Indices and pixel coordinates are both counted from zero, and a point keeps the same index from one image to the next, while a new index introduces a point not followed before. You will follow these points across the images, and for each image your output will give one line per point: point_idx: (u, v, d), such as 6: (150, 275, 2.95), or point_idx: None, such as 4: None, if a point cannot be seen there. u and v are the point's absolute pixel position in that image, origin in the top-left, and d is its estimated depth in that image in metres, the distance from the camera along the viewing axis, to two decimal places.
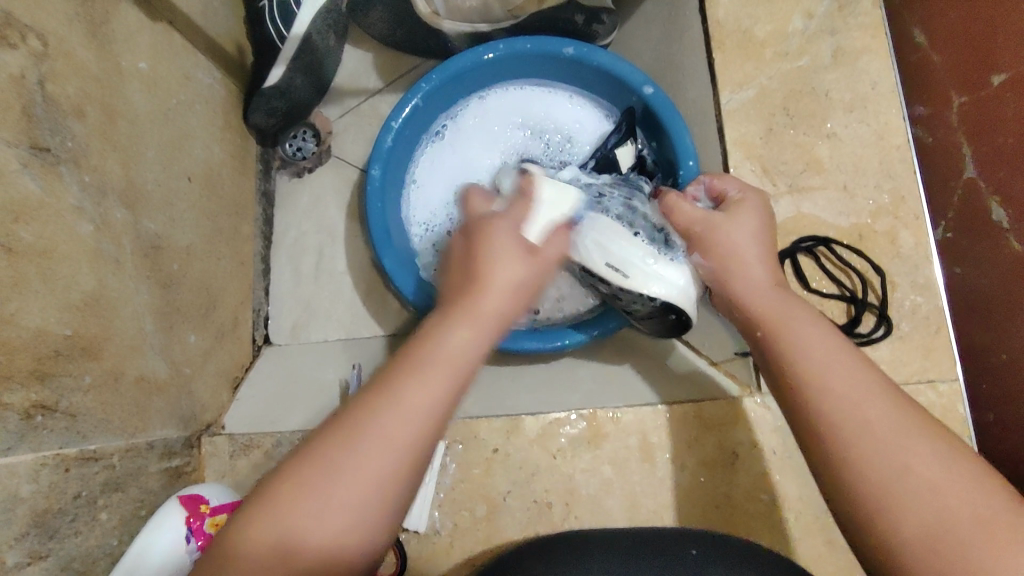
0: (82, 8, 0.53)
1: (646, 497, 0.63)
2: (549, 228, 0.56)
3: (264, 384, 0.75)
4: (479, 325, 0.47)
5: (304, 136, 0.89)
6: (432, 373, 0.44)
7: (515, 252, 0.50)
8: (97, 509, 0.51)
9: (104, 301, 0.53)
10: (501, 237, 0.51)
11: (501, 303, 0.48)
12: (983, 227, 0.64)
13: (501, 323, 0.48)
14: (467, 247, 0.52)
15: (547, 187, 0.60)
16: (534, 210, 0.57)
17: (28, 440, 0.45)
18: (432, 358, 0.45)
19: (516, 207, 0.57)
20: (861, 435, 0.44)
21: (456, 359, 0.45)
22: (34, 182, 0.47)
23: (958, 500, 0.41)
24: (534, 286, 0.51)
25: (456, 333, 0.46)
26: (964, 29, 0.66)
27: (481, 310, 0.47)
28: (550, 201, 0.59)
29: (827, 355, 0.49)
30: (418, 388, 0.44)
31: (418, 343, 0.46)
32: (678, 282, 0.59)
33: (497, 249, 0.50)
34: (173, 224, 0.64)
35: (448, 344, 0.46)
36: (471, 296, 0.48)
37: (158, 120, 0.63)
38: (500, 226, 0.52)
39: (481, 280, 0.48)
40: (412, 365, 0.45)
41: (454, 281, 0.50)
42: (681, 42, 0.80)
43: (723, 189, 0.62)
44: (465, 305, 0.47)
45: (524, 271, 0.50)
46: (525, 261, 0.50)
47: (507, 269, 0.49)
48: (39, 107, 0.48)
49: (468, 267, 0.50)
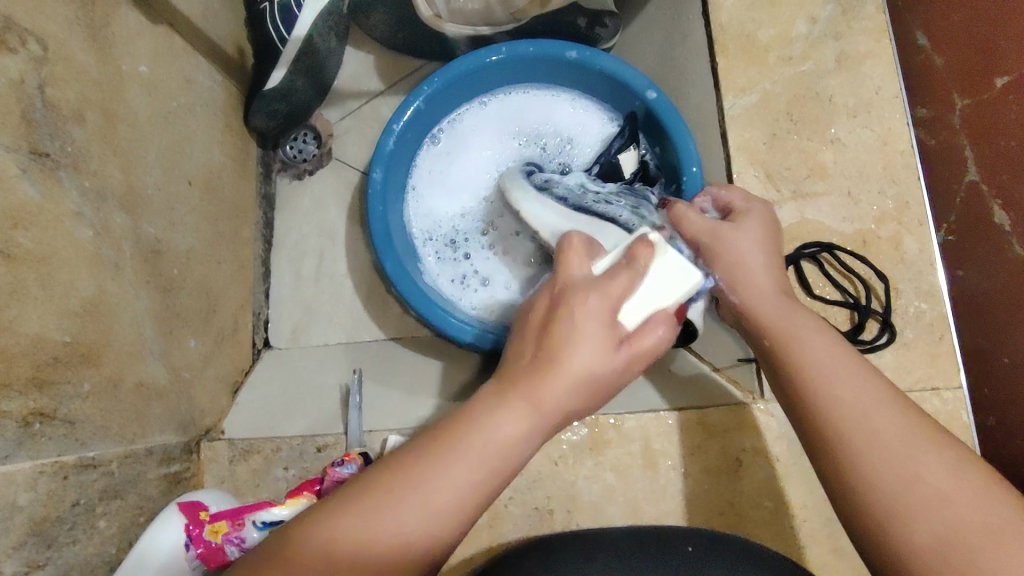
0: (82, 12, 0.53)
1: (648, 504, 0.62)
2: (647, 316, 0.48)
3: (264, 389, 0.75)
4: (533, 418, 0.43)
5: (305, 139, 0.89)
6: (475, 459, 0.41)
7: (596, 343, 0.44)
8: (95, 517, 0.51)
9: (104, 306, 0.53)
10: (590, 319, 0.45)
11: (565, 396, 0.44)
12: (984, 228, 0.64)
13: (558, 418, 0.44)
14: (540, 315, 0.47)
15: (662, 259, 0.50)
16: (641, 287, 0.48)
17: (27, 448, 0.45)
18: (482, 447, 0.41)
19: (625, 279, 0.48)
20: (869, 444, 0.44)
21: (503, 451, 0.42)
22: (33, 188, 0.47)
23: (966, 509, 0.40)
24: (608, 382, 0.45)
25: (509, 422, 0.42)
26: (966, 34, 0.66)
27: (541, 401, 0.43)
28: (662, 275, 0.50)
29: (835, 364, 0.48)
30: (459, 474, 0.41)
31: (471, 423, 0.42)
32: (688, 294, 0.57)
33: (582, 336, 0.44)
34: (174, 228, 0.64)
35: (495, 433, 0.42)
36: (538, 381, 0.43)
37: (158, 123, 0.63)
38: (588, 303, 0.45)
39: (553, 362, 0.44)
40: (451, 440, 0.42)
41: (524, 351, 0.46)
42: (684, 45, 0.79)
43: (729, 200, 0.62)
44: (526, 393, 0.43)
45: (599, 362, 0.44)
46: (608, 354, 0.44)
47: (584, 359, 0.44)
48: (39, 112, 0.48)
49: (544, 345, 0.44)
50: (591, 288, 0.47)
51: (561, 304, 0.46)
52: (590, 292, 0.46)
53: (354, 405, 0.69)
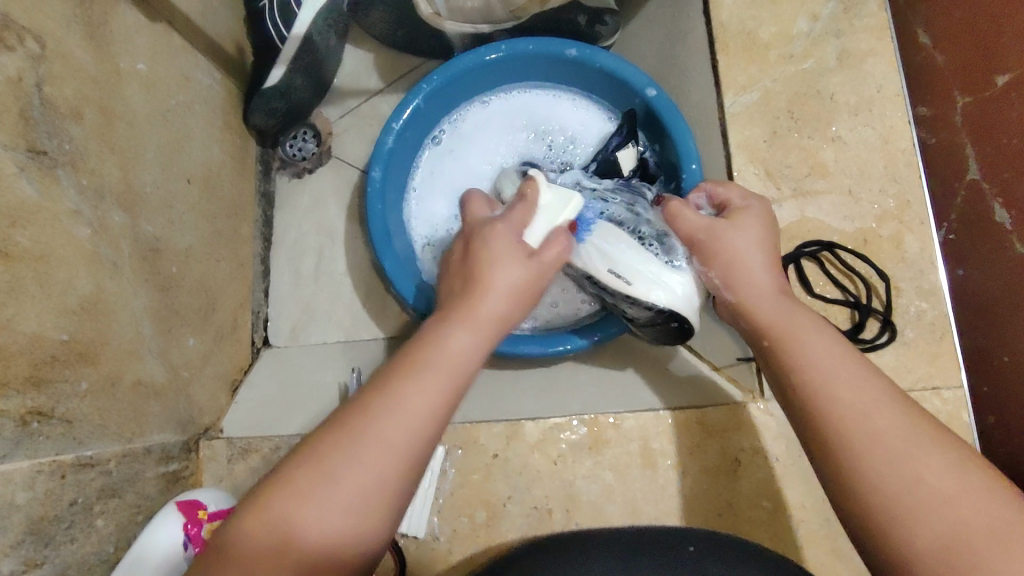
0: (80, 10, 0.53)
1: (647, 504, 0.62)
2: (547, 234, 0.56)
3: (263, 387, 0.75)
4: (477, 330, 0.48)
5: (305, 137, 0.89)
6: (432, 373, 0.45)
7: (515, 260, 0.51)
8: (93, 515, 0.51)
9: (102, 306, 0.53)
10: (500, 243, 0.52)
11: (498, 308, 0.50)
12: (985, 228, 0.64)
13: (500, 326, 0.50)
14: (464, 256, 0.54)
15: (549, 190, 0.59)
16: (536, 215, 0.57)
17: (24, 447, 0.44)
18: (432, 360, 0.45)
19: (514, 211, 0.57)
20: (870, 444, 0.44)
21: (455, 361, 0.46)
22: (31, 186, 0.46)
23: (969, 511, 0.40)
24: (531, 291, 0.52)
25: (455, 336, 0.47)
26: (967, 33, 0.67)
27: (477, 315, 0.49)
28: (548, 205, 0.58)
29: (834, 363, 0.48)
30: (420, 385, 0.44)
31: (419, 345, 0.47)
32: (678, 289, 0.58)
33: (497, 255, 0.51)
34: (173, 226, 0.64)
35: (446, 349, 0.46)
36: (470, 301, 0.49)
37: (157, 121, 0.62)
38: (498, 232, 0.53)
39: (478, 283, 0.50)
40: (411, 368, 0.45)
41: (456, 286, 0.52)
42: (685, 43, 0.79)
43: (726, 198, 0.61)
44: (463, 310, 0.49)
45: (523, 273, 0.51)
46: (525, 265, 0.52)
47: (505, 274, 0.51)
48: (37, 110, 0.47)
49: (469, 274, 0.51)
50: (494, 222, 0.56)
51: (478, 239, 0.54)
52: (499, 223, 0.54)
53: None
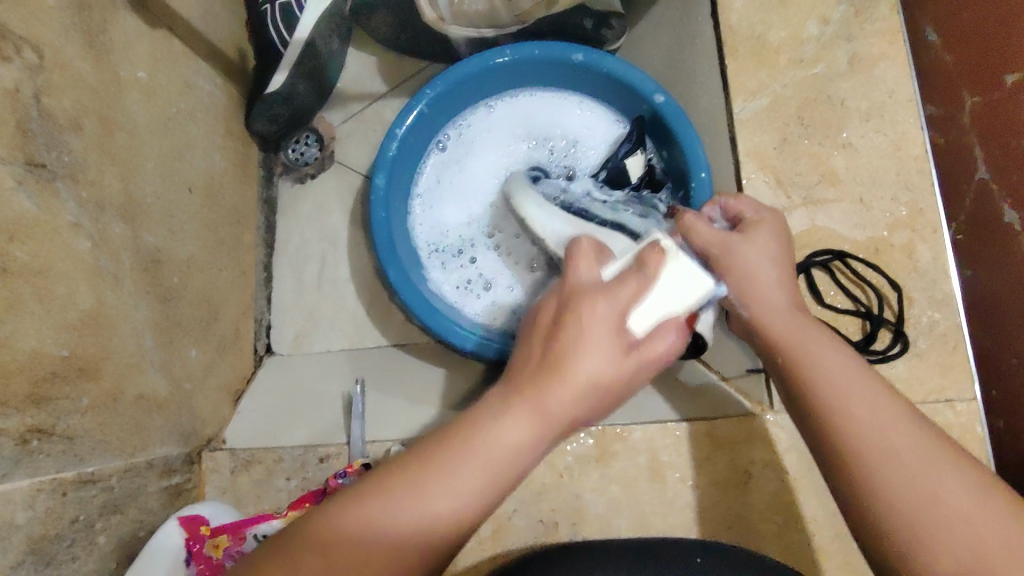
0: (78, 18, 0.52)
1: (656, 517, 0.61)
2: (659, 321, 0.43)
3: (266, 396, 0.74)
4: (538, 426, 0.40)
5: (308, 141, 0.89)
6: (473, 470, 0.39)
7: (605, 348, 0.40)
8: (95, 533, 0.50)
9: (103, 319, 0.52)
10: (595, 325, 0.41)
11: (574, 404, 0.40)
12: (994, 230, 0.63)
13: (568, 426, 0.41)
14: (546, 318, 0.43)
15: (673, 265, 0.45)
16: (650, 295, 0.44)
17: (25, 466, 0.44)
18: (477, 454, 0.39)
19: (628, 283, 0.44)
20: (889, 463, 0.43)
21: (503, 463, 0.39)
22: (30, 200, 0.46)
23: (989, 532, 0.40)
24: (619, 388, 0.42)
25: (512, 430, 0.39)
26: (975, 31, 0.65)
27: (545, 407, 0.40)
28: (669, 282, 0.44)
29: (850, 380, 0.47)
30: (456, 484, 0.38)
31: (473, 425, 0.40)
32: (700, 313, 0.54)
33: (587, 342, 0.40)
34: (174, 236, 0.63)
35: (499, 440, 0.39)
36: (542, 386, 0.40)
37: (158, 129, 0.62)
38: (594, 305, 0.41)
39: (558, 369, 0.40)
40: (460, 446, 0.39)
41: (528, 356, 0.42)
42: (693, 48, 0.78)
43: (739, 211, 0.60)
44: (530, 399, 0.40)
45: (609, 369, 0.40)
46: (616, 361, 0.41)
47: (591, 367, 0.40)
48: (35, 121, 0.47)
49: (548, 353, 0.41)
50: (595, 293, 0.42)
51: (568, 307, 0.42)
52: (599, 295, 0.42)
53: (358, 414, 0.70)
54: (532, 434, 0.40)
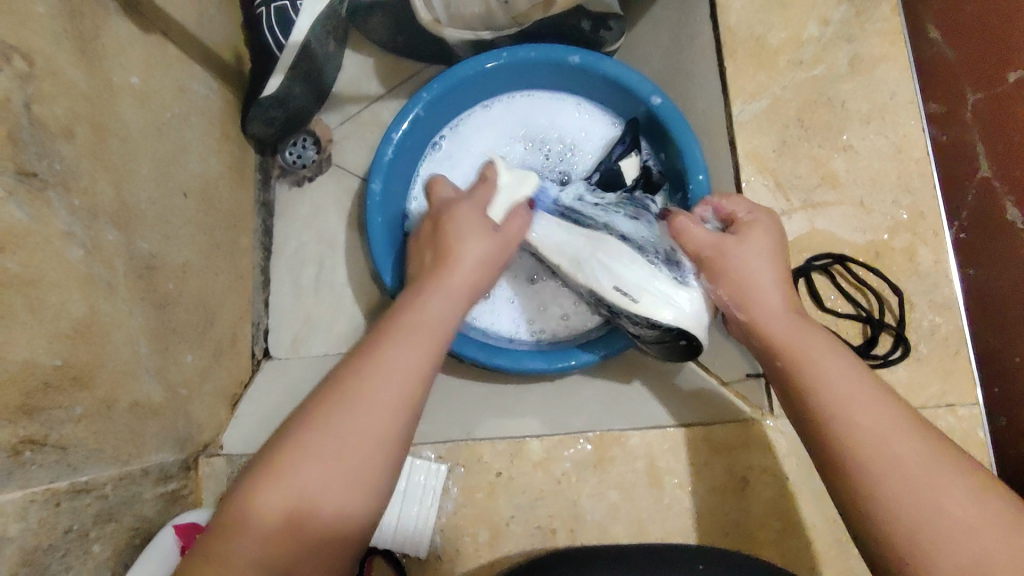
0: (69, 24, 0.52)
1: (653, 524, 0.61)
2: (507, 209, 0.62)
3: (263, 401, 0.74)
4: (453, 296, 0.52)
5: (304, 143, 0.88)
6: (408, 344, 0.46)
7: (479, 232, 0.57)
8: (89, 542, 0.50)
9: (96, 328, 0.52)
10: (468, 218, 0.58)
11: (470, 276, 0.54)
12: (995, 225, 0.64)
13: (470, 293, 0.54)
14: (433, 226, 0.60)
15: (507, 173, 0.67)
16: (495, 195, 0.65)
17: (16, 477, 0.43)
18: (411, 326, 0.48)
19: (481, 195, 0.63)
20: (890, 472, 0.42)
21: (434, 323, 0.49)
22: (21, 210, 0.45)
23: (995, 542, 0.39)
24: (496, 259, 0.57)
25: (430, 304, 0.51)
26: (980, 27, 0.65)
27: (453, 283, 0.53)
28: (505, 187, 0.66)
29: (851, 387, 0.46)
30: (391, 366, 0.45)
31: (395, 319, 0.49)
32: (688, 308, 0.57)
33: (462, 228, 0.57)
34: (169, 241, 0.63)
35: (426, 314, 0.50)
36: (442, 273, 0.53)
37: (152, 135, 0.61)
38: (461, 208, 0.60)
39: (449, 257, 0.55)
40: (386, 332, 0.48)
41: (428, 258, 0.57)
42: (691, 49, 0.77)
43: (731, 211, 0.60)
44: (433, 280, 0.53)
45: (488, 247, 0.56)
46: (492, 239, 0.57)
47: (473, 247, 0.55)
48: (26, 130, 0.46)
49: (440, 246, 0.56)
50: (461, 199, 0.62)
51: (445, 215, 0.59)
52: (462, 201, 0.61)
53: None
54: (448, 304, 0.51)
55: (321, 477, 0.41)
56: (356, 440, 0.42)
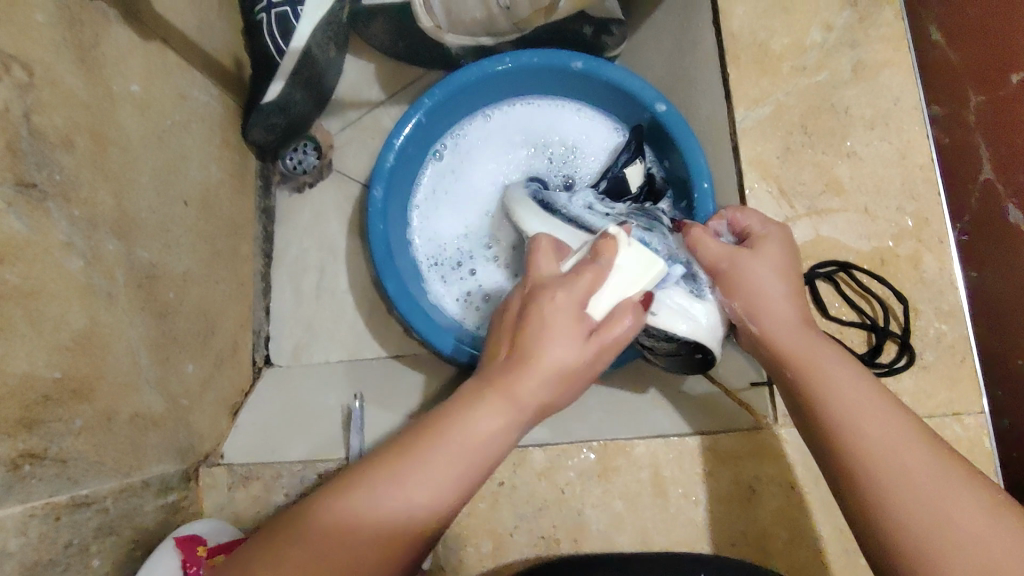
0: (70, 33, 0.51)
1: (658, 534, 0.60)
2: (615, 306, 0.48)
3: (264, 410, 0.73)
4: (509, 413, 0.45)
5: (306, 149, 0.86)
6: (447, 458, 0.43)
7: (570, 338, 0.45)
8: (89, 555, 0.50)
9: (96, 339, 0.51)
10: (561, 319, 0.46)
11: (543, 388, 0.45)
12: (998, 228, 0.65)
13: (536, 410, 0.46)
14: (512, 321, 0.48)
15: (625, 250, 0.50)
16: (609, 278, 0.49)
17: (16, 492, 0.43)
18: (456, 442, 0.43)
19: (582, 266, 0.49)
20: (898, 481, 0.42)
21: (480, 445, 0.44)
22: (20, 221, 0.45)
23: (1004, 553, 0.38)
24: (584, 371, 0.47)
25: (482, 417, 0.44)
26: (983, 31, 0.66)
27: (516, 396, 0.45)
28: (624, 266, 0.49)
29: (859, 397, 0.46)
30: (427, 471, 0.42)
31: (446, 423, 0.44)
32: (701, 319, 0.55)
33: (554, 327, 0.45)
34: (169, 250, 0.62)
35: (474, 427, 0.44)
36: (512, 375, 0.45)
37: (152, 143, 0.61)
38: (557, 299, 0.46)
39: (527, 358, 0.45)
40: (431, 433, 0.44)
41: (497, 351, 0.48)
42: (694, 54, 0.77)
43: (746, 225, 0.60)
44: (501, 388, 0.45)
45: (574, 354, 0.45)
46: (584, 349, 0.46)
47: (556, 355, 0.45)
48: (25, 140, 0.46)
49: (515, 345, 0.46)
50: (558, 283, 0.47)
51: (531, 310, 0.46)
52: (558, 287, 0.47)
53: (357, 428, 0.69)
54: (503, 419, 0.45)
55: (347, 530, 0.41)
56: (389, 509, 0.41)
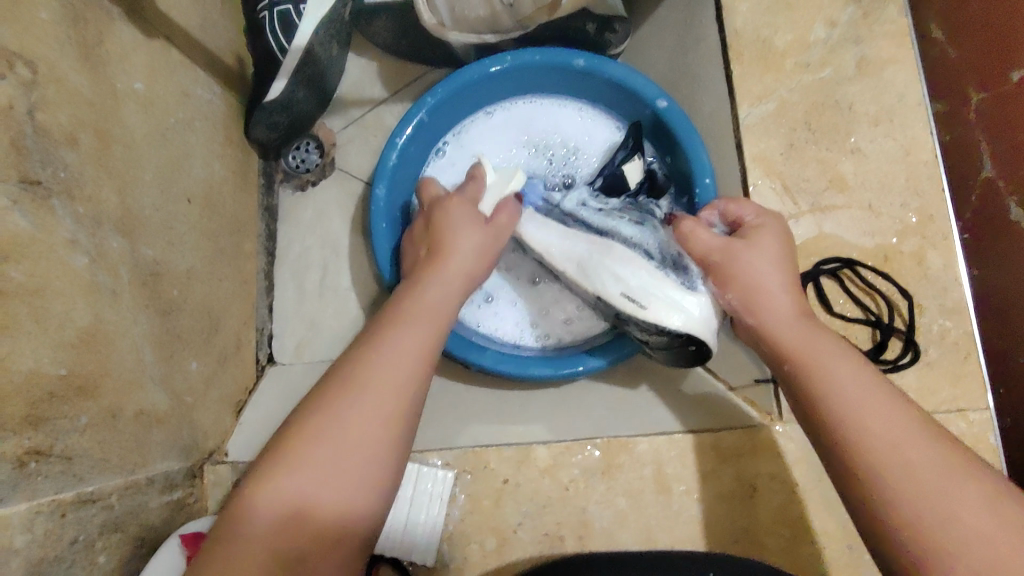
0: (74, 31, 0.51)
1: (662, 531, 0.60)
2: (495, 202, 0.65)
3: (267, 408, 0.73)
4: (448, 282, 0.56)
5: (308, 147, 0.88)
6: (406, 326, 0.51)
7: (471, 225, 0.60)
8: (95, 552, 0.49)
9: (101, 336, 0.51)
10: (461, 215, 0.61)
11: (464, 262, 0.58)
12: (998, 228, 0.64)
13: (466, 281, 0.58)
14: (428, 228, 0.63)
15: (493, 173, 0.68)
16: (483, 193, 0.66)
17: (21, 489, 0.43)
18: (411, 312, 0.52)
19: (469, 187, 0.66)
20: (902, 479, 0.42)
21: (428, 311, 0.53)
22: (25, 219, 0.45)
23: (1011, 547, 0.38)
24: (493, 249, 0.61)
25: (425, 292, 0.54)
26: (984, 25, 0.65)
27: (447, 271, 0.56)
28: (493, 182, 0.67)
29: (862, 392, 0.46)
30: (383, 352, 0.48)
31: (400, 308, 0.53)
32: (696, 313, 0.56)
33: (456, 221, 0.60)
34: (173, 247, 0.62)
35: (424, 301, 0.53)
36: (435, 263, 0.57)
37: (156, 140, 0.61)
38: (455, 203, 0.62)
39: (442, 250, 0.58)
40: (384, 324, 0.51)
41: (422, 259, 0.59)
42: (697, 51, 0.77)
43: (738, 215, 0.60)
44: (429, 269, 0.57)
45: (482, 236, 0.60)
46: (483, 230, 0.60)
47: (468, 237, 0.59)
48: (30, 138, 0.46)
49: (434, 242, 0.60)
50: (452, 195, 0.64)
51: (440, 212, 0.62)
52: (453, 198, 0.63)
53: None
54: (441, 290, 0.55)
55: (334, 455, 0.43)
56: (362, 417, 0.45)
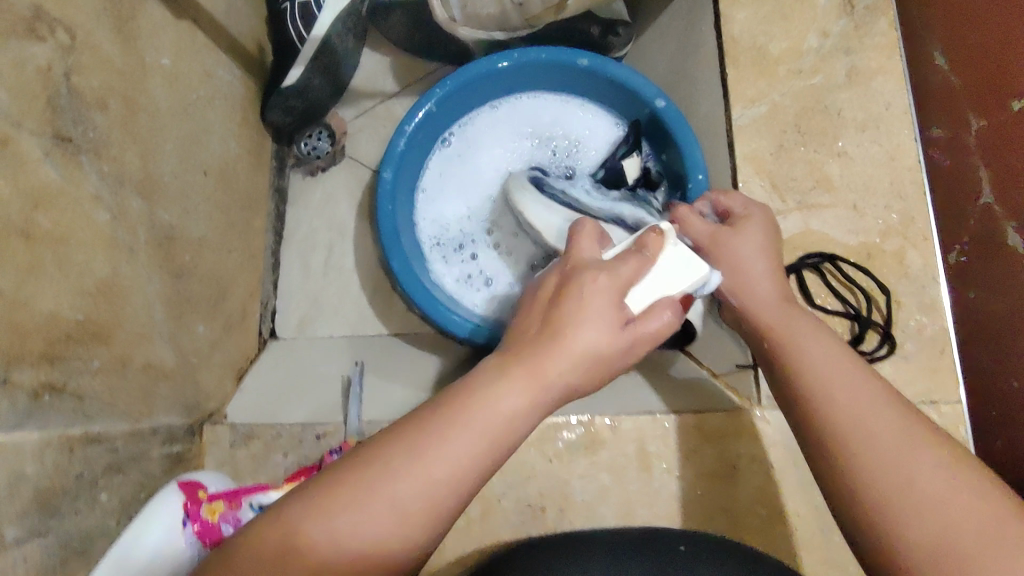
0: (109, 5, 0.55)
1: (641, 506, 0.62)
2: (651, 302, 0.49)
3: (268, 377, 0.76)
4: (533, 393, 0.43)
5: (320, 135, 0.91)
6: (474, 432, 0.41)
7: (600, 320, 0.45)
8: (98, 490, 0.52)
9: (117, 288, 0.54)
10: (596, 294, 0.46)
11: (568, 371, 0.44)
12: (999, 250, 0.63)
13: (560, 393, 0.45)
14: (551, 297, 0.48)
15: (669, 251, 0.51)
16: (649, 273, 0.50)
17: (35, 419, 0.46)
18: (479, 416, 0.42)
19: (629, 262, 0.49)
20: (863, 444, 0.44)
21: (502, 426, 0.42)
22: (55, 171, 0.49)
23: (956, 500, 0.40)
24: (611, 360, 0.46)
25: (508, 396, 0.43)
26: (981, 54, 0.64)
27: (541, 375, 0.44)
28: (666, 269, 0.50)
29: (833, 368, 0.48)
30: (458, 444, 0.41)
31: (472, 397, 0.43)
32: (689, 300, 0.56)
33: (587, 311, 0.45)
34: (188, 215, 0.66)
35: (496, 406, 0.42)
36: (540, 353, 0.44)
37: (178, 113, 0.65)
38: (596, 278, 0.47)
39: (556, 337, 0.45)
40: (457, 408, 0.42)
41: (525, 333, 0.47)
42: (696, 56, 0.80)
43: (728, 206, 0.62)
44: (529, 366, 0.44)
45: (602, 338, 0.45)
46: (611, 331, 0.46)
47: (586, 333, 0.45)
48: (64, 98, 0.50)
49: (545, 318, 0.46)
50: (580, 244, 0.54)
51: (572, 283, 0.47)
52: (600, 271, 0.47)
53: (356, 396, 0.70)
54: (527, 401, 0.43)
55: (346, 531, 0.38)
56: (385, 522, 0.39)
